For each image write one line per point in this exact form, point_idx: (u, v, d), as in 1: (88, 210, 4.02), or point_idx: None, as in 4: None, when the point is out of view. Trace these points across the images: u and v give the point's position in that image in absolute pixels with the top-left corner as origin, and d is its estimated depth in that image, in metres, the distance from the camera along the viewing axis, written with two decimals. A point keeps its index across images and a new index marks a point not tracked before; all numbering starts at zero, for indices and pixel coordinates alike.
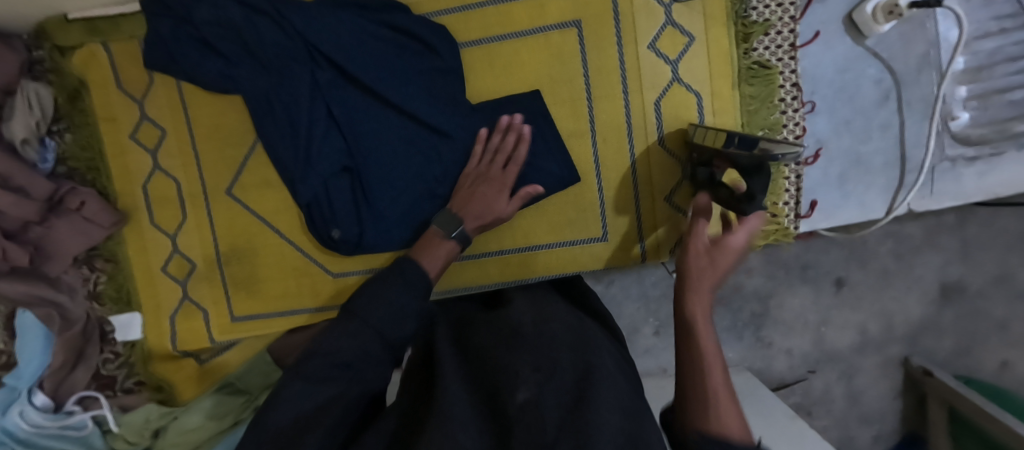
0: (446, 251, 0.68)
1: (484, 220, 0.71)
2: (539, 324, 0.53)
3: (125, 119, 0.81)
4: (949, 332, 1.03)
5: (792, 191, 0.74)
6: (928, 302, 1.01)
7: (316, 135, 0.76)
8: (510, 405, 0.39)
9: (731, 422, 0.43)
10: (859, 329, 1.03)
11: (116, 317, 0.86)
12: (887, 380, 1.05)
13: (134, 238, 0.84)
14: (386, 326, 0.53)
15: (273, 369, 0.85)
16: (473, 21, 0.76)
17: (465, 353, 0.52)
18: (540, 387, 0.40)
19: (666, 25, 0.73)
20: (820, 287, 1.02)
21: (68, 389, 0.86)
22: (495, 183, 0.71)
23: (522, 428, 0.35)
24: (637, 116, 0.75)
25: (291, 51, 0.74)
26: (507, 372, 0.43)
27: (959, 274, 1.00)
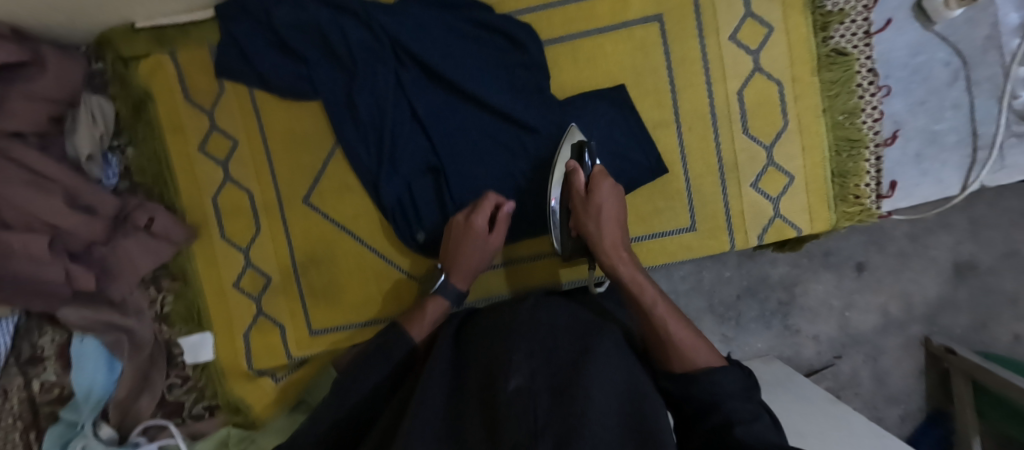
0: (435, 308, 0.65)
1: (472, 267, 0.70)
2: (536, 313, 0.53)
3: (194, 130, 0.78)
4: (964, 309, 1.03)
5: (874, 172, 0.77)
6: (943, 279, 1.02)
7: (399, 136, 0.75)
8: (503, 392, 0.40)
9: (700, 354, 0.49)
10: (880, 311, 1.03)
11: (186, 338, 0.82)
12: (910, 360, 1.04)
13: (204, 253, 0.80)
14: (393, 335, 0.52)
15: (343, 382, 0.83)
16: (555, 18, 0.76)
17: (462, 355, 0.52)
18: (533, 376, 0.41)
19: (746, 17, 0.75)
20: (842, 273, 1.03)
21: (134, 418, 0.82)
22: (475, 232, 0.69)
23: (513, 419, 0.37)
24: (722, 103, 0.76)
25: (377, 55, 0.73)
26: (504, 359, 0.43)
27: (971, 252, 1.01)
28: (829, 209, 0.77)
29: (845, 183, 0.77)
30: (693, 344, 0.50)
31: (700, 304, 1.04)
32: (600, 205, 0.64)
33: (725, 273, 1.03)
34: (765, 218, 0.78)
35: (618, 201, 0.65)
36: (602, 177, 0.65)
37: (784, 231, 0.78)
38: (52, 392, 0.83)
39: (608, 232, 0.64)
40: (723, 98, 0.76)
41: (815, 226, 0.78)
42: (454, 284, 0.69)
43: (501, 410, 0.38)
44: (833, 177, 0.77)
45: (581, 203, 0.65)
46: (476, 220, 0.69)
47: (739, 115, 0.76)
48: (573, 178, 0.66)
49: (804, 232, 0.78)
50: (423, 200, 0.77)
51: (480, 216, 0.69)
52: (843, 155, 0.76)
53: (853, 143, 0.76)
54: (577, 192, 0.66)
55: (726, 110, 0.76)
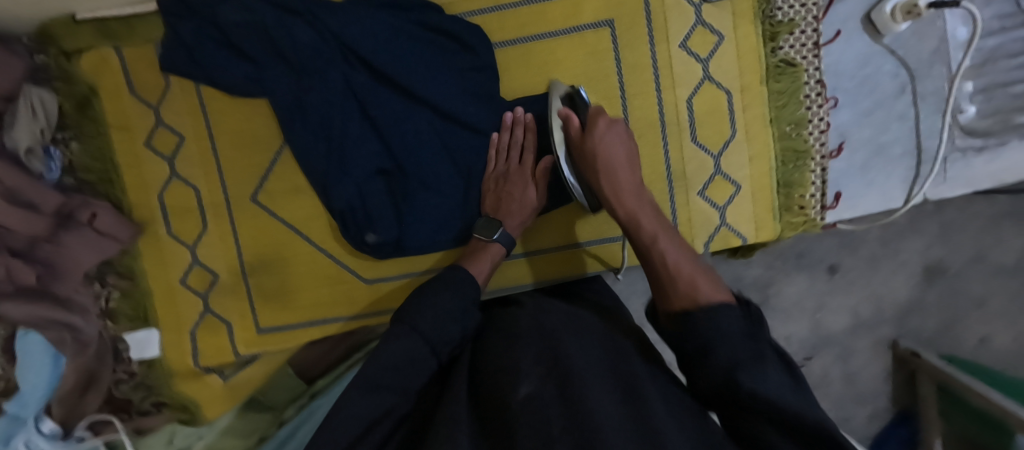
0: (492, 254, 0.71)
1: (523, 216, 0.74)
2: (536, 322, 0.57)
3: (140, 127, 0.77)
4: (933, 311, 1.04)
5: (819, 183, 0.77)
6: (913, 282, 1.03)
7: (351, 138, 0.74)
8: (512, 400, 0.42)
9: (701, 285, 0.51)
10: (851, 312, 1.04)
11: (132, 335, 0.81)
12: (878, 361, 1.05)
13: (152, 251, 0.79)
14: (432, 331, 0.53)
15: (298, 383, 0.83)
16: (506, 21, 0.75)
17: (475, 359, 0.53)
18: (543, 383, 0.43)
19: (697, 25, 0.75)
20: (814, 274, 1.03)
21: (78, 414, 0.81)
22: (518, 178, 0.75)
23: (530, 421, 0.38)
24: (671, 111, 0.76)
25: (324, 53, 0.71)
26: (512, 368, 0.46)
27: (941, 256, 1.02)
28: (774, 219, 0.78)
29: (790, 193, 0.77)
30: (693, 275, 0.53)
31: None
32: (596, 148, 0.63)
33: None
34: (711, 226, 0.78)
35: (619, 138, 0.65)
36: (598, 117, 0.65)
37: (729, 240, 0.78)
38: None
39: (616, 172, 0.64)
40: (672, 105, 0.76)
41: (760, 235, 0.78)
42: (508, 229, 0.73)
43: (515, 413, 0.40)
44: (779, 187, 0.77)
45: (577, 144, 0.66)
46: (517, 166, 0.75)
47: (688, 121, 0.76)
48: (568, 123, 0.66)
49: (749, 240, 0.78)
50: (366, 203, 0.76)
51: (523, 163, 0.75)
52: (789, 166, 0.77)
53: (799, 154, 0.77)
54: (572, 134, 0.66)
55: (674, 117, 0.76)
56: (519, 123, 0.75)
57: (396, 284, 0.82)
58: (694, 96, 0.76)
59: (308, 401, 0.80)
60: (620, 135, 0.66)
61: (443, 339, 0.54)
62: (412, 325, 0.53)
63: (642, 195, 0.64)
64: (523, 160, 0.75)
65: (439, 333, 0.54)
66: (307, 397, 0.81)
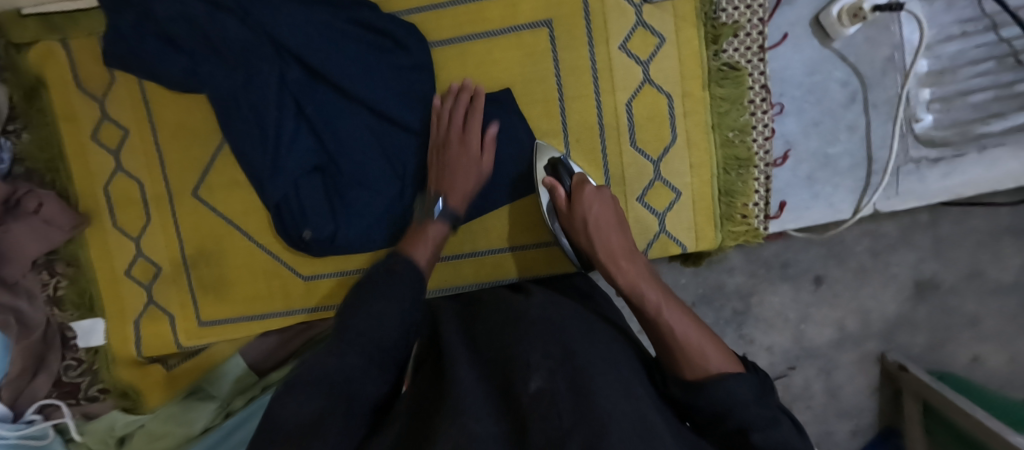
0: (433, 232, 0.66)
1: (461, 179, 0.70)
2: (546, 311, 0.54)
3: (85, 119, 0.79)
4: (922, 327, 0.97)
5: (763, 191, 0.74)
6: (903, 296, 0.96)
7: (283, 136, 0.74)
8: (522, 395, 0.40)
9: (711, 357, 0.49)
10: (837, 325, 0.98)
11: (78, 323, 0.83)
12: (864, 375, 0.98)
13: (96, 241, 0.82)
14: (378, 319, 0.49)
15: (249, 375, 0.84)
16: (443, 20, 0.75)
17: (473, 343, 0.52)
18: (552, 376, 0.41)
19: (637, 26, 0.73)
20: (800, 285, 0.97)
21: (28, 397, 0.82)
22: (462, 146, 0.71)
23: (540, 417, 0.36)
24: (606, 103, 0.75)
25: (254, 48, 0.72)
26: (520, 359, 0.44)
27: (933, 270, 0.95)
28: (714, 228, 0.75)
29: (732, 202, 0.75)
30: (702, 344, 0.50)
31: None
32: (585, 214, 0.66)
33: (680, 280, 0.97)
34: (650, 234, 0.76)
35: (605, 204, 0.67)
36: (583, 186, 0.68)
37: (668, 248, 0.76)
38: None
39: (605, 239, 0.65)
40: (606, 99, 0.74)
41: (700, 244, 0.76)
42: (450, 204, 0.69)
43: (525, 408, 0.38)
44: (720, 195, 0.75)
45: (565, 214, 0.69)
46: (463, 136, 0.71)
47: (623, 116, 0.74)
48: (554, 194, 0.69)
49: (689, 249, 0.76)
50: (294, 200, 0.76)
51: (469, 135, 0.71)
52: (731, 173, 0.75)
53: (741, 162, 0.74)
54: (560, 205, 0.69)
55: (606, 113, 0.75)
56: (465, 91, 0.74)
57: (336, 281, 0.83)
58: (630, 92, 0.74)
59: (257, 393, 0.82)
60: (604, 195, 0.68)
61: (397, 332, 0.50)
62: (351, 319, 0.49)
63: (636, 258, 0.63)
64: (469, 124, 0.72)
65: (383, 320, 0.50)
66: (257, 390, 0.82)
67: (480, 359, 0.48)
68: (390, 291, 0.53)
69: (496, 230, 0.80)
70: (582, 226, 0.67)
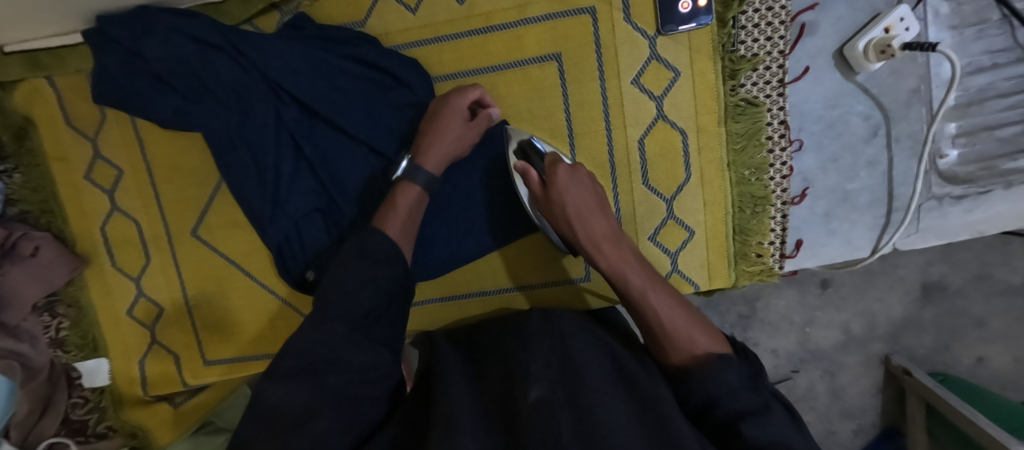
0: (405, 196, 0.63)
1: (439, 155, 0.65)
2: (550, 322, 0.56)
3: (77, 160, 0.77)
4: (928, 329, 0.96)
5: (778, 230, 0.72)
6: (909, 300, 0.95)
7: (283, 177, 0.72)
8: (522, 403, 0.41)
9: (698, 341, 0.51)
10: (843, 328, 0.96)
11: (83, 363, 0.82)
12: (868, 377, 0.97)
13: (97, 282, 0.80)
14: (347, 306, 0.50)
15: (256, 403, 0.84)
16: (446, 52, 0.72)
17: (477, 363, 0.53)
18: (552, 386, 0.42)
19: (651, 59, 0.69)
20: (805, 288, 0.96)
21: (36, 437, 0.82)
22: (455, 113, 0.66)
23: (543, 425, 0.38)
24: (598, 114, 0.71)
25: (248, 86, 0.69)
26: (521, 370, 0.45)
27: (941, 273, 0.94)
28: (728, 266, 0.73)
29: (746, 241, 0.73)
30: (688, 328, 0.52)
31: None
32: (561, 201, 0.63)
33: None
34: (661, 272, 0.74)
35: (581, 184, 0.64)
36: (557, 167, 0.64)
37: (681, 287, 0.74)
38: None
39: (584, 224, 0.63)
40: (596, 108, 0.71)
41: (713, 283, 0.74)
42: (425, 166, 0.65)
43: (524, 417, 0.39)
44: (734, 234, 0.73)
45: (542, 199, 0.65)
46: (459, 100, 0.67)
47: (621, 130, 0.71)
48: (527, 178, 0.65)
49: (701, 288, 0.74)
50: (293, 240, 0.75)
51: (461, 100, 0.67)
52: (747, 212, 0.72)
53: (757, 200, 0.72)
54: (535, 189, 0.65)
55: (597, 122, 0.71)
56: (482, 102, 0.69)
57: None
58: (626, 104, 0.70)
59: None
60: (579, 173, 0.64)
61: (372, 318, 0.52)
62: (323, 311, 0.50)
63: (620, 241, 0.62)
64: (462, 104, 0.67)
65: (358, 312, 0.51)
66: None
67: (479, 376, 0.50)
68: (358, 272, 0.53)
69: (499, 269, 0.78)
70: (559, 210, 0.64)
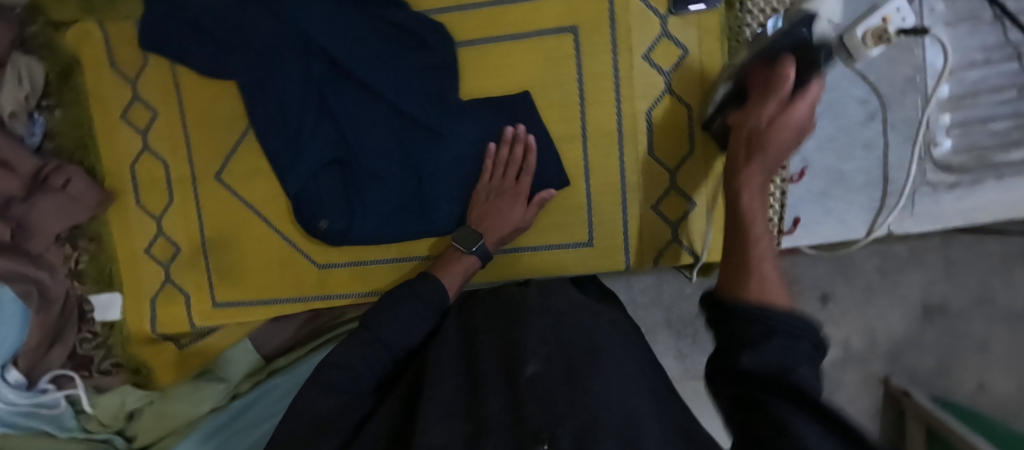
0: (463, 267, 0.71)
1: (502, 234, 0.73)
2: (545, 299, 0.56)
3: (116, 100, 0.81)
4: (929, 350, 0.95)
5: (778, 206, 0.74)
6: (910, 318, 0.95)
7: (306, 127, 0.77)
8: (519, 377, 0.42)
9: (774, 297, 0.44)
10: (843, 343, 0.97)
11: (96, 296, 0.85)
12: (867, 396, 0.97)
13: (119, 219, 0.84)
14: (389, 338, 0.57)
15: (255, 357, 0.84)
16: (469, 21, 0.76)
17: (471, 335, 0.53)
18: (549, 362, 0.43)
19: (662, 37, 0.74)
20: (806, 301, 0.96)
21: (43, 368, 0.85)
22: (515, 196, 0.74)
23: (537, 397, 0.39)
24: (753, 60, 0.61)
25: (284, 39, 0.74)
26: (517, 342, 0.46)
27: (942, 294, 0.94)
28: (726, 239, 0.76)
29: None
30: (776, 289, 0.45)
31: (657, 318, 0.96)
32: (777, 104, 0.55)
33: (685, 289, 0.95)
34: (661, 241, 0.77)
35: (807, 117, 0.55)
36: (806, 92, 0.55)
37: (678, 256, 0.77)
38: None
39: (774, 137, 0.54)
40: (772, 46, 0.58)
41: (711, 254, 0.77)
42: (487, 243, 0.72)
43: (522, 389, 0.40)
44: None
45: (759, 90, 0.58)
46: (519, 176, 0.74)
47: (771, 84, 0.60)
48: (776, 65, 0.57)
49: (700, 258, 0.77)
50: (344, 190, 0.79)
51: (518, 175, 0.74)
52: None
53: None
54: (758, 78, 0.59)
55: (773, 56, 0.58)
56: (519, 140, 0.74)
57: (346, 273, 0.84)
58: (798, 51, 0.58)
59: (264, 378, 0.83)
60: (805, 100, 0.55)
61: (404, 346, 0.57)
62: (376, 336, 0.56)
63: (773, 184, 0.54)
64: (520, 180, 0.74)
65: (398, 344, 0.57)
66: (263, 374, 0.83)
67: (473, 345, 0.51)
68: (402, 310, 0.59)
69: None
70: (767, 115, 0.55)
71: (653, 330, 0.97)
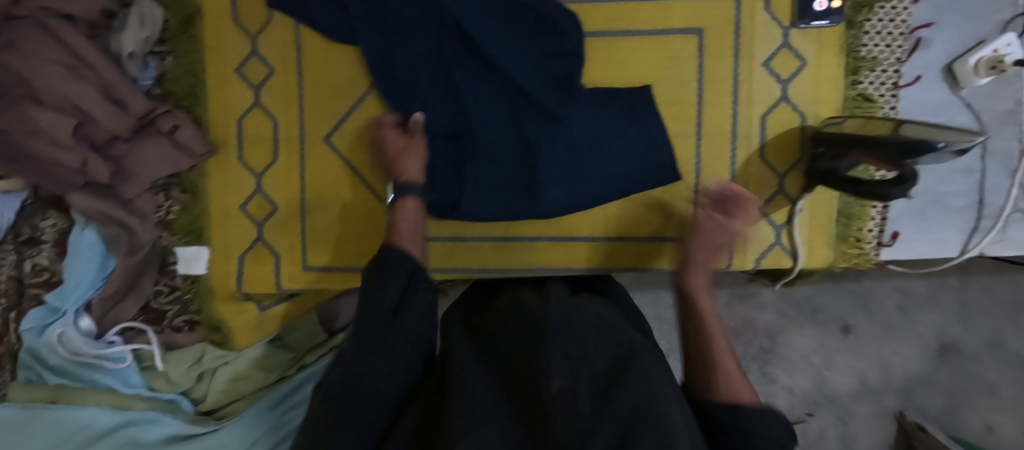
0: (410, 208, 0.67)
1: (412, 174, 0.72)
2: (569, 313, 0.54)
3: (232, 54, 0.81)
4: (942, 389, 0.97)
5: (878, 219, 0.78)
6: (925, 356, 0.96)
7: (426, 99, 0.77)
8: (545, 390, 0.41)
9: (741, 391, 0.49)
10: (859, 376, 0.98)
11: (183, 249, 0.83)
12: (879, 431, 0.98)
13: (218, 172, 0.82)
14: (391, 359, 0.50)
15: (319, 332, 0.88)
16: (600, 13, 0.78)
17: (490, 343, 0.54)
18: (575, 377, 0.42)
19: (782, 47, 0.77)
20: (827, 331, 0.98)
21: (113, 318, 0.83)
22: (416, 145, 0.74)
23: (559, 417, 0.38)
24: (889, 142, 0.61)
25: (422, 12, 0.75)
26: (541, 360, 0.44)
27: (957, 334, 0.95)
28: (828, 246, 0.78)
29: (848, 224, 0.78)
30: (733, 374, 0.50)
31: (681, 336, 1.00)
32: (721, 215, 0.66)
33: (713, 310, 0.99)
34: (764, 244, 0.80)
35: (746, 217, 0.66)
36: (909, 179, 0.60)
37: (780, 260, 0.80)
38: (41, 275, 0.84)
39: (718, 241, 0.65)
40: (911, 140, 0.59)
41: (812, 260, 0.79)
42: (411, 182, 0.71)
43: (546, 405, 0.39)
44: (838, 217, 0.78)
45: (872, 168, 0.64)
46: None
47: (894, 165, 0.62)
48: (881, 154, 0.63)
49: (802, 263, 0.79)
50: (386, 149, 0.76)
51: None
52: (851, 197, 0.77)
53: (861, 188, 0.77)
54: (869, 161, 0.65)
55: (910, 146, 0.59)
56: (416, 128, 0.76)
57: (446, 248, 0.84)
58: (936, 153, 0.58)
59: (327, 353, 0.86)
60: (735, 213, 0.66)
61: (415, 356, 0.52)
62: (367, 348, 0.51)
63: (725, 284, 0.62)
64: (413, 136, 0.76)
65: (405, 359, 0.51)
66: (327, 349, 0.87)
67: (497, 360, 0.50)
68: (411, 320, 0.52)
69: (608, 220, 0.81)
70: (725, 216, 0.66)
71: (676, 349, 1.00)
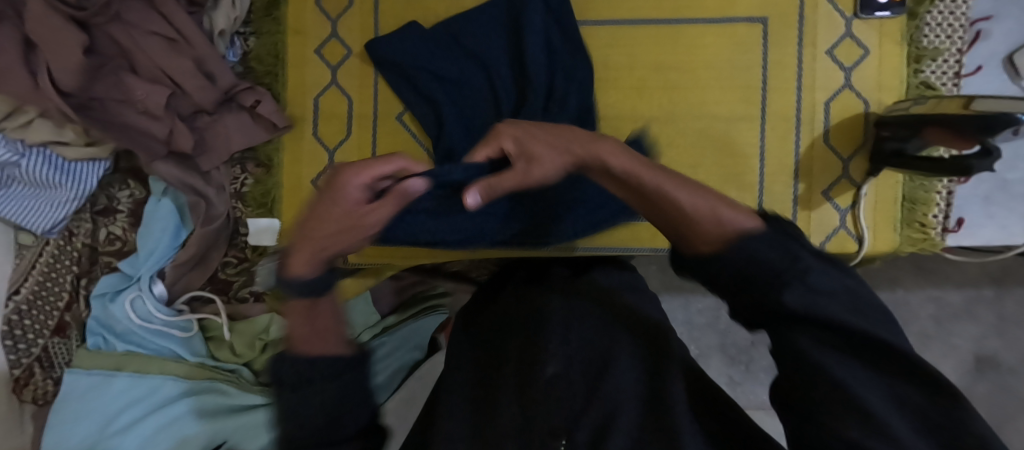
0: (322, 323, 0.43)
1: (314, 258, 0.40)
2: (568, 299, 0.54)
3: (313, 35, 0.85)
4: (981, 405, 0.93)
5: (943, 205, 0.78)
6: (963, 369, 0.93)
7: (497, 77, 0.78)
8: (540, 377, 0.46)
9: (735, 219, 0.37)
10: None
11: (255, 220, 0.85)
12: None
13: (292, 147, 0.85)
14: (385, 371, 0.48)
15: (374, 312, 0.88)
16: (665, 3, 0.82)
17: (491, 323, 0.56)
18: (568, 362, 0.48)
19: (845, 36, 0.80)
20: None
21: (183, 287, 0.86)
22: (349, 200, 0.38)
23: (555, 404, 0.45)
24: (966, 119, 0.63)
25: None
26: (537, 348, 0.49)
27: (994, 348, 0.93)
28: (893, 230, 0.79)
29: (914, 209, 0.79)
30: (724, 212, 0.37)
31: (712, 341, 0.98)
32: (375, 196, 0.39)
33: None
34: (829, 227, 0.80)
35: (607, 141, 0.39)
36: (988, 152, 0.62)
37: (844, 244, 0.80)
38: (114, 244, 0.88)
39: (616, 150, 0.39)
40: (989, 115, 0.61)
41: (877, 243, 0.80)
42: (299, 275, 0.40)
43: (543, 392, 0.45)
44: (903, 201, 0.79)
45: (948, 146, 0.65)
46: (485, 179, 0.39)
47: (970, 141, 0.64)
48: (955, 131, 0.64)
49: (866, 247, 0.80)
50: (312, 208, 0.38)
51: (613, 147, 0.38)
52: (916, 183, 0.79)
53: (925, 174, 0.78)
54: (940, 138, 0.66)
55: (989, 122, 0.60)
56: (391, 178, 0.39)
57: None
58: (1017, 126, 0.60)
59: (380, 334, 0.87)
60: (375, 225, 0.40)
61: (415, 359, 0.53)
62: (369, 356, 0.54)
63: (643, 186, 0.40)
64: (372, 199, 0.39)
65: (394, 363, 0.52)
66: (381, 330, 0.87)
67: (496, 344, 0.54)
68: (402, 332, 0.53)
69: None
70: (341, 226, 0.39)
71: (706, 354, 0.98)
